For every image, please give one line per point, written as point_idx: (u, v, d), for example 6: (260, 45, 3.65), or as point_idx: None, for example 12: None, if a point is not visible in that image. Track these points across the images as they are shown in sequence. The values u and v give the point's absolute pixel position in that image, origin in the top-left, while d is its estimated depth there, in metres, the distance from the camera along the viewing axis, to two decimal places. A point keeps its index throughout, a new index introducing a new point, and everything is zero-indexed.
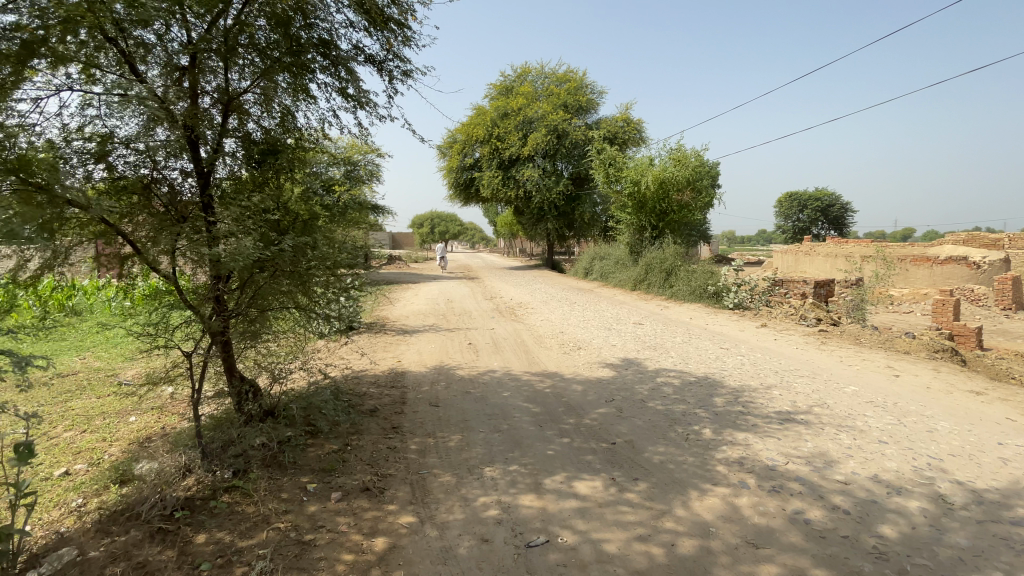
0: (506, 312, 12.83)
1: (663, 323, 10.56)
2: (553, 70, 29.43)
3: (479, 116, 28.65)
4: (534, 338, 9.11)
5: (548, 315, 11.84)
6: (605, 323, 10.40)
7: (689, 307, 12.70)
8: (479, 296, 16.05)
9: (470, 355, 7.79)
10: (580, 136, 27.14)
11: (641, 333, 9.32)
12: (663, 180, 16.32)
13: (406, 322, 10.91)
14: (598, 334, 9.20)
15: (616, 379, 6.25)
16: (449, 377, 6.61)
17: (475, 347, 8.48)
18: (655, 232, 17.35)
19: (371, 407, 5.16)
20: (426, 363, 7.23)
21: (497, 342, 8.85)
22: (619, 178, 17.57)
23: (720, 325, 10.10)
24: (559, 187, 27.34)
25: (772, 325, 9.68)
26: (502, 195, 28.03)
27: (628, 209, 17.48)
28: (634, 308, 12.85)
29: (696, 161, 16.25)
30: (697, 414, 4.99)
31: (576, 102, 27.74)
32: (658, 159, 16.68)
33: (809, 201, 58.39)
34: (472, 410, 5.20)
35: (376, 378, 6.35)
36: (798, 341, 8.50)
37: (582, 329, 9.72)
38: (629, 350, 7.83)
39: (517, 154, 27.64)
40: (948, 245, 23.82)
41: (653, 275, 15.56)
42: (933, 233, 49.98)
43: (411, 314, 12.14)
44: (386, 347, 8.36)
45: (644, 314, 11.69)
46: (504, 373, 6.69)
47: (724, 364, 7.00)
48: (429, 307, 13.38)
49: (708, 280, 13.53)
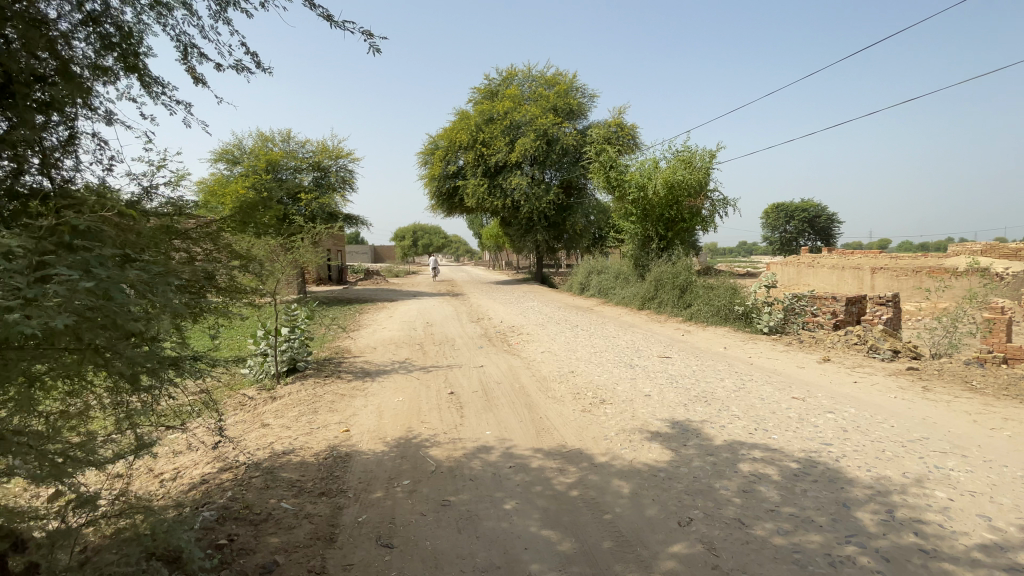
0: (498, 339, 10.55)
1: (694, 355, 8.40)
2: (541, 72, 27.59)
3: (463, 120, 26.60)
4: (537, 382, 6.84)
5: (548, 345, 9.56)
6: (624, 357, 8.16)
7: (716, 331, 10.56)
8: (463, 317, 13.71)
9: (450, 414, 5.48)
10: (570, 141, 25.15)
11: (675, 372, 7.12)
12: (673, 184, 14.26)
13: (368, 359, 8.52)
14: (620, 375, 6.97)
15: (678, 467, 4.02)
16: (417, 460, 4.31)
17: (455, 398, 6.15)
18: (662, 242, 15.12)
19: (266, 561, 2.82)
20: (385, 434, 4.90)
21: (487, 389, 6.55)
22: (622, 181, 15.36)
23: (769, 360, 7.95)
24: (549, 196, 25.25)
25: (839, 360, 7.56)
26: (488, 204, 25.89)
27: (632, 217, 15.35)
28: (650, 333, 10.65)
29: (710, 163, 14.21)
30: (855, 564, 2.80)
31: (567, 106, 25.78)
32: (666, 161, 14.70)
33: (796, 212, 57.38)
34: (453, 554, 2.92)
35: (300, 475, 4.00)
36: (889, 386, 6.38)
37: (597, 367, 7.48)
38: (673, 405, 5.61)
39: (503, 161, 25.52)
40: (965, 257, 22.28)
41: (664, 292, 13.40)
42: (920, 245, 49.31)
43: (379, 346, 9.74)
44: (334, 402, 5.99)
45: (665, 342, 9.51)
46: (503, 453, 4.41)
47: (819, 432, 4.83)
48: (402, 335, 10.99)
49: (733, 299, 11.44)
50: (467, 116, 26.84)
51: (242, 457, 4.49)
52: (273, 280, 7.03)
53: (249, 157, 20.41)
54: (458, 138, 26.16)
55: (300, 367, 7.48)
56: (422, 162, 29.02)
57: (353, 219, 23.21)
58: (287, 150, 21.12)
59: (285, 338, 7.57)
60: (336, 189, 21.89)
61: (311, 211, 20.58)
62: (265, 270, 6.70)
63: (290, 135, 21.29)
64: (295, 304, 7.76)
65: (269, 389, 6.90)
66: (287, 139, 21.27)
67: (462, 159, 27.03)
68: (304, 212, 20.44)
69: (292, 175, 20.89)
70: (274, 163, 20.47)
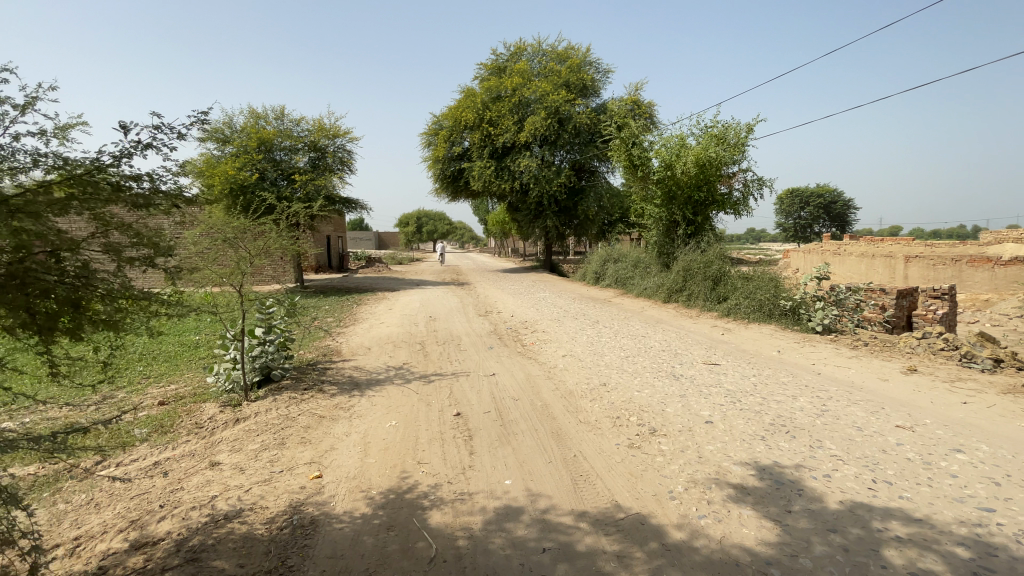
0: (510, 338, 9.23)
1: (747, 363, 7.06)
2: (552, 46, 25.77)
3: (469, 98, 25.04)
4: (563, 397, 5.54)
5: (570, 345, 8.24)
6: (663, 364, 6.83)
7: (760, 330, 9.20)
8: (469, 311, 12.40)
9: (456, 450, 4.20)
10: (583, 120, 23.51)
11: (733, 387, 5.79)
12: (705, 161, 12.73)
13: (358, 364, 7.21)
14: (666, 390, 5.64)
15: (797, 558, 2.74)
16: (411, 532, 3.05)
17: (460, 421, 4.88)
18: (690, 227, 13.62)
19: None
20: (367, 486, 3.62)
21: (500, 407, 5.24)
22: (646, 158, 13.82)
23: (841, 369, 6.61)
24: (560, 179, 23.72)
25: (930, 374, 6.22)
26: (495, 188, 24.41)
27: (656, 199, 13.88)
28: (685, 332, 9.29)
29: (747, 137, 12.66)
30: None
31: (580, 81, 24.03)
32: (696, 137, 13.16)
33: (810, 197, 55.31)
34: None
35: (240, 567, 2.74)
36: (1012, 410, 5.06)
37: (636, 378, 6.14)
38: (750, 440, 4.30)
39: (511, 141, 23.99)
40: (1007, 245, 20.67)
41: (693, 283, 12.01)
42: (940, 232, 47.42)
43: (374, 348, 8.43)
44: (306, 430, 4.72)
45: (706, 344, 8.16)
46: (534, 522, 3.13)
47: (965, 490, 3.55)
48: (402, 332, 9.67)
49: (776, 292, 10.05)
50: (473, 94, 25.25)
51: (169, 526, 3.24)
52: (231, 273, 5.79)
53: (241, 136, 19.01)
54: (463, 117, 24.59)
55: (276, 377, 6.19)
56: (425, 143, 27.50)
57: (353, 203, 21.74)
58: (281, 128, 19.63)
59: (253, 343, 6.27)
60: (334, 171, 20.43)
61: (306, 194, 19.19)
62: (211, 260, 5.46)
63: (285, 113, 19.81)
64: (270, 300, 6.44)
65: (234, 407, 5.62)
66: (281, 117, 19.80)
67: (468, 140, 25.49)
68: (300, 196, 19.07)
69: (288, 156, 19.50)
70: (268, 142, 19.07)
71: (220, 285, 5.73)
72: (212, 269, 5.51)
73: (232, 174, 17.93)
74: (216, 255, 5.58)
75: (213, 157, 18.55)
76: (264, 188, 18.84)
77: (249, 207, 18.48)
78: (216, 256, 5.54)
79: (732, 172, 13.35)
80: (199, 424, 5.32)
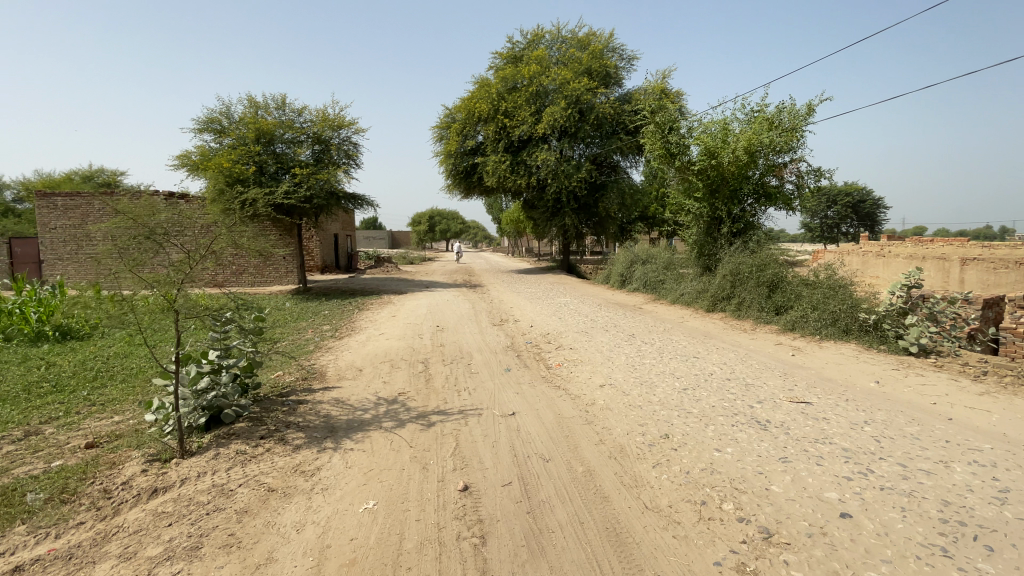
0: (532, 356, 7.67)
1: (846, 403, 5.39)
2: (571, 32, 24.05)
3: (483, 88, 23.51)
4: (613, 459, 3.95)
5: (608, 366, 6.65)
6: (737, 404, 5.21)
7: (838, 351, 7.49)
8: (483, 320, 10.85)
9: (464, 569, 2.69)
10: (606, 109, 21.75)
11: (852, 448, 4.18)
12: (754, 149, 11.01)
13: (343, 393, 5.70)
14: (758, 449, 4.05)
15: None
16: None
17: (468, 504, 3.33)
18: (735, 225, 11.94)
19: None
20: None
21: (524, 478, 3.67)
22: (685, 146, 12.15)
23: (979, 417, 4.97)
24: (580, 174, 22.03)
25: None
26: (510, 184, 22.83)
27: (696, 193, 12.19)
28: (744, 351, 7.63)
29: (805, 120, 10.89)
30: None
31: (603, 68, 22.22)
32: (745, 121, 11.46)
33: (839, 195, 52.42)
34: None
35: None
36: None
37: (708, 428, 4.53)
38: (930, 563, 2.75)
39: (528, 133, 22.40)
40: None
41: (741, 289, 10.32)
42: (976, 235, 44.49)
43: (367, 369, 6.91)
44: (241, 519, 3.21)
45: (781, 372, 6.48)
46: None
47: None
48: (403, 347, 8.14)
49: (852, 303, 8.33)
50: (487, 83, 23.70)
51: None
52: (159, 275, 5.12)
53: (239, 126, 17.63)
54: (477, 108, 23.05)
55: (237, 416, 4.78)
56: (436, 137, 26.03)
57: (359, 200, 20.33)
58: (283, 119, 18.16)
59: (217, 368, 4.91)
60: (339, 164, 18.92)
61: (308, 190, 17.74)
62: (125, 258, 5.02)
63: (287, 102, 18.38)
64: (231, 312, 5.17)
65: (162, 465, 4.12)
66: (282, 107, 18.37)
67: (481, 134, 23.96)
68: (301, 191, 17.63)
69: (290, 149, 18.06)
70: (267, 134, 17.64)
71: (143, 287, 5.13)
72: (132, 269, 5.09)
73: (228, 168, 16.57)
74: (128, 250, 5.08)
75: (210, 149, 17.23)
76: (263, 182, 17.44)
77: (246, 203, 17.11)
78: (136, 259, 5.07)
79: (785, 162, 11.59)
80: (107, 493, 3.83)
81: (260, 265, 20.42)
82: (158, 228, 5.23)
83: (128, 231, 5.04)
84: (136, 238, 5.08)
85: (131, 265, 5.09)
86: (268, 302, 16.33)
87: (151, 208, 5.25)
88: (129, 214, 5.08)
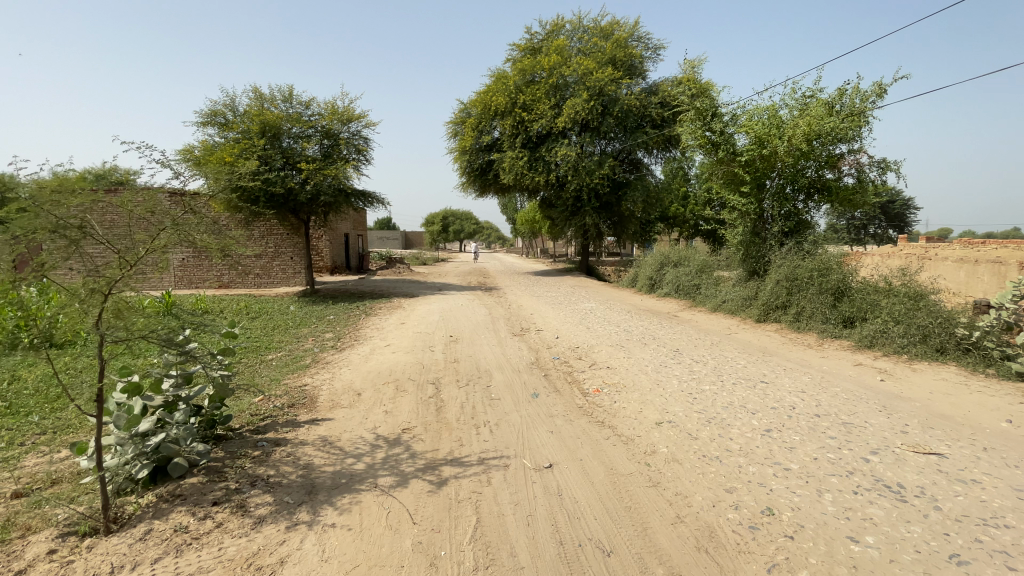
0: (563, 376, 6.47)
1: (987, 458, 4.11)
2: (593, 21, 22.73)
3: (499, 81, 22.39)
4: (705, 555, 2.75)
5: (660, 394, 5.43)
6: (845, 458, 3.96)
7: (939, 377, 6.15)
8: (501, 329, 9.68)
9: None
10: (632, 102, 20.44)
11: None
12: (812, 137, 9.68)
13: (333, 430, 4.55)
14: (919, 550, 2.83)
15: None
16: None
17: None
18: (787, 223, 10.60)
19: None
20: None
21: None
22: (731, 135, 10.83)
23: None
24: (603, 170, 20.72)
25: None
26: (528, 181, 21.61)
27: (742, 187, 10.86)
28: (820, 374, 6.34)
29: (873, 103, 9.50)
30: None
31: (628, 57, 20.91)
32: (799, 107, 10.16)
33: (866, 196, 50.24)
34: None
35: None
36: None
37: (824, 501, 3.30)
38: None
39: (547, 127, 21.18)
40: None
41: (799, 296, 9.01)
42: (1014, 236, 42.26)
43: (368, 392, 5.76)
44: None
45: (880, 406, 5.18)
46: None
47: None
48: (412, 363, 6.98)
49: (943, 315, 7.00)
50: (505, 76, 22.54)
51: None
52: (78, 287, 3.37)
53: (243, 119, 16.64)
54: (493, 101, 21.91)
55: (198, 464, 3.70)
56: (451, 133, 24.93)
57: (369, 197, 19.27)
58: (289, 111, 17.09)
59: (170, 402, 3.93)
60: (348, 160, 17.80)
61: (315, 188, 16.62)
62: (22, 261, 3.24)
63: (294, 94, 17.32)
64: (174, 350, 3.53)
65: (76, 541, 3.03)
66: (289, 99, 17.31)
67: (498, 129, 22.77)
68: (308, 188, 16.55)
69: (297, 144, 17.00)
70: (273, 127, 16.56)
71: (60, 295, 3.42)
72: (41, 274, 3.32)
73: (231, 164, 15.45)
74: (33, 245, 3.31)
75: (212, 144, 16.26)
76: (268, 179, 16.35)
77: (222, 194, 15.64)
78: (41, 264, 3.28)
79: (844, 152, 10.23)
80: None
81: (267, 266, 19.57)
82: (72, 219, 3.35)
83: (21, 225, 3.17)
84: (36, 234, 3.22)
85: (40, 267, 3.33)
86: (272, 305, 15.41)
87: (64, 185, 3.32)
88: (24, 198, 3.19)
